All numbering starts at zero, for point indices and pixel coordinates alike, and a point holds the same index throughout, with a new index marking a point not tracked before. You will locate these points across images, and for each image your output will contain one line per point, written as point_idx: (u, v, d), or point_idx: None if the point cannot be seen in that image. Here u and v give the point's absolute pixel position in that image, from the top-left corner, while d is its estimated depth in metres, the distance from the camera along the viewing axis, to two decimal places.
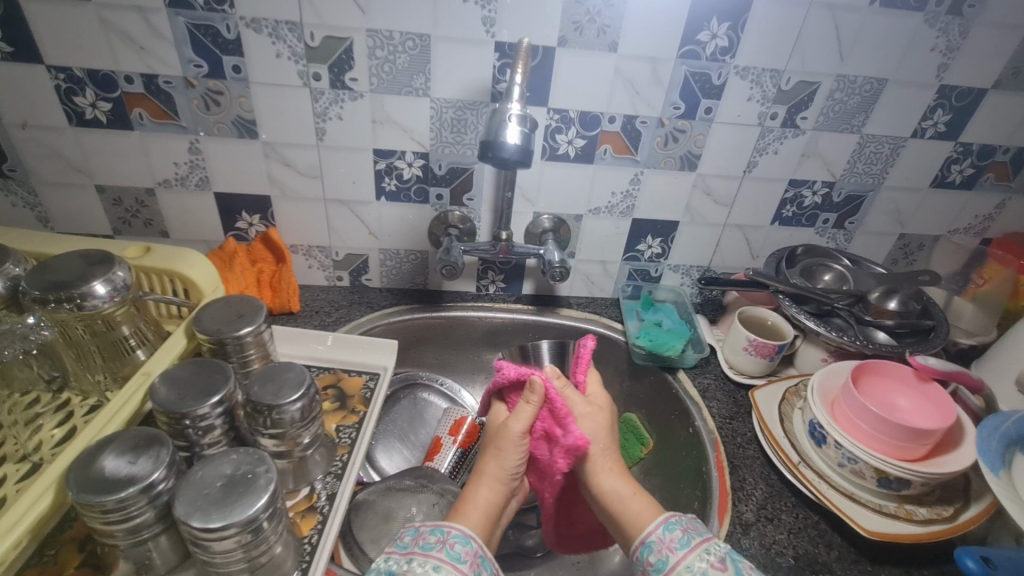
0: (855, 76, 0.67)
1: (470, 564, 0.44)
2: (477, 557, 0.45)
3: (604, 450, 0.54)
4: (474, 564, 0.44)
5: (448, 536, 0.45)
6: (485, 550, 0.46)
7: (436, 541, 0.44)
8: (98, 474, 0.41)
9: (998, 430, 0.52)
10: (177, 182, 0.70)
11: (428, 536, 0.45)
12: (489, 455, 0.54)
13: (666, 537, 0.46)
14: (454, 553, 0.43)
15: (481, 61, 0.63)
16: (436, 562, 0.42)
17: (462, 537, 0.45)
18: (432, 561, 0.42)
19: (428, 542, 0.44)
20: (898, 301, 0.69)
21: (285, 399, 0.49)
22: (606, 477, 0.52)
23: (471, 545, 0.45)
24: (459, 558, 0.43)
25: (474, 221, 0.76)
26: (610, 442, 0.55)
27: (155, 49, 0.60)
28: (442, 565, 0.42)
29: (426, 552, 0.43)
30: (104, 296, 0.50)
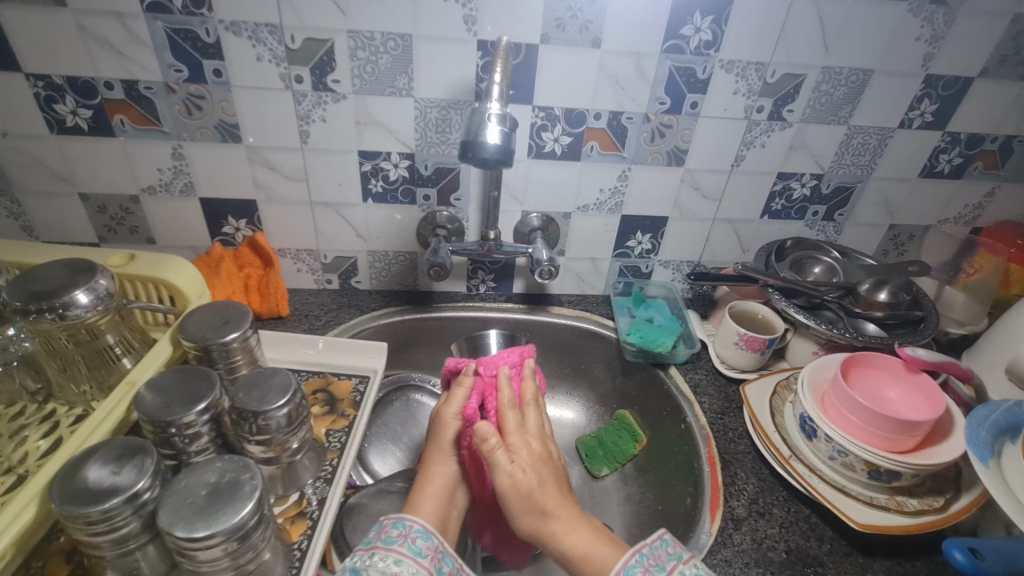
0: (841, 67, 0.67)
1: (431, 559, 0.44)
2: (438, 552, 0.45)
3: (530, 498, 0.48)
4: (435, 558, 0.44)
5: (411, 530, 0.45)
6: (445, 546, 0.46)
7: (398, 535, 0.45)
8: (82, 486, 0.41)
9: (987, 420, 0.52)
10: (162, 188, 0.69)
11: (390, 529, 0.45)
12: (438, 451, 0.55)
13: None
14: (416, 547, 0.44)
15: (464, 59, 0.62)
16: (398, 556, 0.43)
17: (424, 532, 0.46)
18: (394, 555, 0.43)
19: (390, 536, 0.44)
20: (888, 293, 0.69)
21: (271, 405, 0.49)
22: (510, 509, 0.49)
23: (432, 540, 0.45)
24: (421, 552, 0.44)
25: (462, 221, 0.75)
26: (536, 493, 0.49)
27: (134, 54, 0.59)
28: (404, 559, 0.43)
29: (389, 546, 0.44)
30: (87, 305, 0.50)
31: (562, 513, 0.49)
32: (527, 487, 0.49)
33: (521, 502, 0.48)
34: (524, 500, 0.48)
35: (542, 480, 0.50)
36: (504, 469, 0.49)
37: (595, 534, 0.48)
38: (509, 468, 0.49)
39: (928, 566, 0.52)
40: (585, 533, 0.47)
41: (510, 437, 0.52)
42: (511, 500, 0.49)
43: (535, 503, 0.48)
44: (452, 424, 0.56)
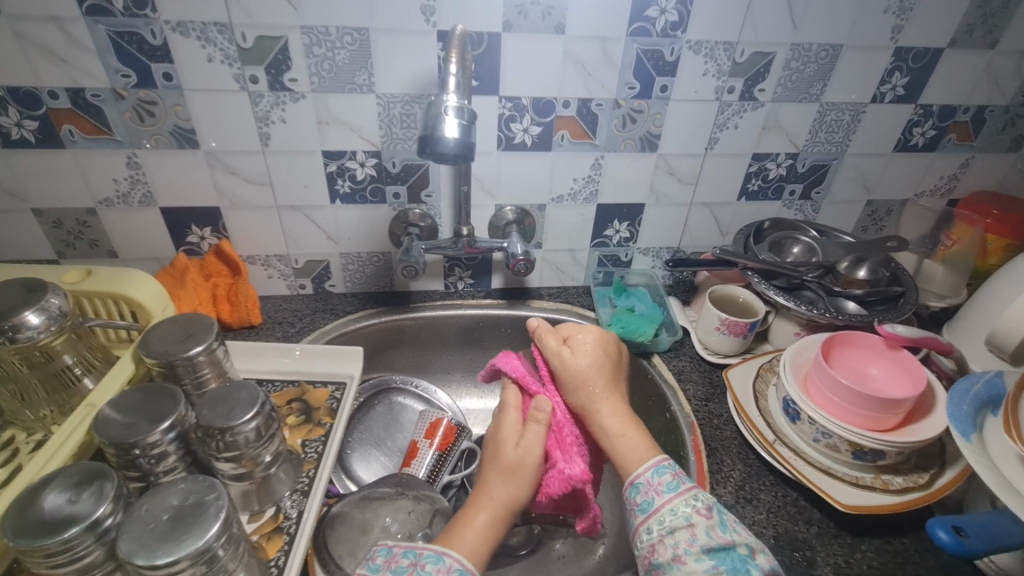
0: (810, 43, 0.66)
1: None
2: (453, 571, 0.42)
3: (587, 382, 0.53)
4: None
5: (421, 557, 0.43)
6: (462, 562, 0.43)
7: (408, 564, 0.42)
8: (38, 516, 0.39)
9: (969, 393, 0.51)
10: (120, 200, 0.67)
11: (400, 559, 0.43)
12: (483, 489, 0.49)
13: (654, 480, 0.46)
14: (424, 572, 0.41)
15: (425, 51, 0.60)
16: None
17: (435, 556, 0.43)
18: None
19: (399, 566, 0.42)
20: (867, 269, 0.68)
21: (238, 420, 0.47)
22: (566, 391, 0.53)
23: (445, 561, 0.42)
24: None
25: (435, 218, 0.74)
26: (592, 374, 0.53)
27: (77, 61, 0.57)
28: None
29: None
30: (38, 326, 0.47)
31: (610, 397, 0.53)
32: (586, 371, 0.53)
33: (573, 387, 0.53)
34: (580, 378, 0.53)
35: (598, 367, 0.54)
36: (574, 356, 0.55)
37: (634, 426, 0.51)
38: (576, 354, 0.55)
39: (916, 543, 0.52)
40: (620, 418, 0.52)
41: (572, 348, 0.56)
42: (568, 380, 0.53)
43: (593, 383, 0.53)
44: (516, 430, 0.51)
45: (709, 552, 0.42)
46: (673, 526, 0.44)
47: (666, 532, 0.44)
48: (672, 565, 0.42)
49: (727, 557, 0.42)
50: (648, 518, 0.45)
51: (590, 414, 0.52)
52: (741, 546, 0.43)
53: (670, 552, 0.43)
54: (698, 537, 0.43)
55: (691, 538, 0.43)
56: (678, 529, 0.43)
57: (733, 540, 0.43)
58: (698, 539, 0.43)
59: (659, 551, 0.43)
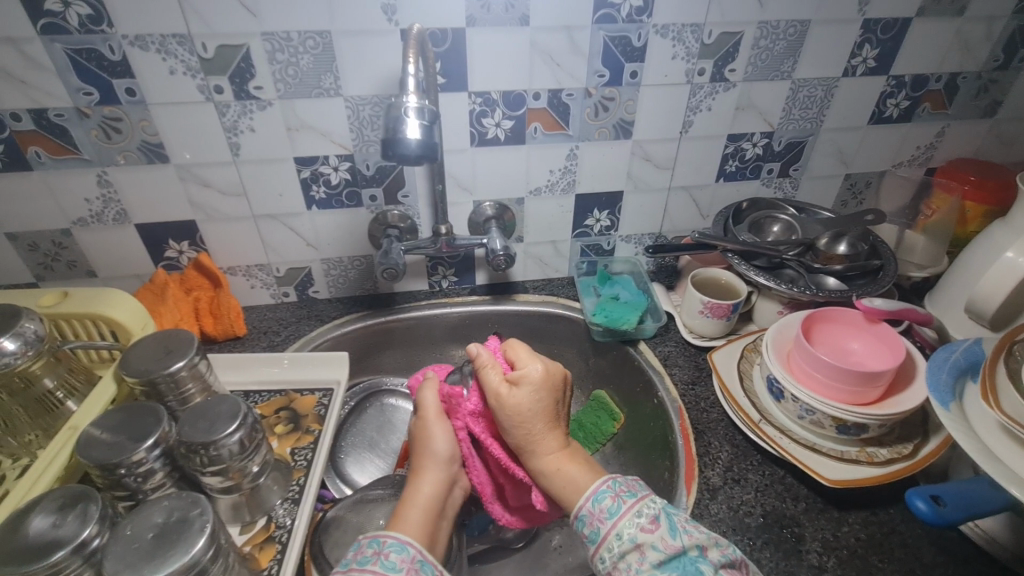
0: (777, 21, 0.65)
1: (407, 572, 0.41)
2: (415, 562, 0.42)
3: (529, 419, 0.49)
4: (412, 570, 0.41)
5: (385, 546, 0.42)
6: (424, 553, 0.43)
7: (373, 554, 0.42)
8: (23, 542, 0.39)
9: (948, 362, 0.51)
10: (94, 219, 0.66)
11: (365, 549, 0.42)
12: (428, 458, 0.50)
13: (596, 509, 0.45)
14: (390, 563, 0.41)
15: (389, 50, 0.60)
16: None
17: (400, 545, 0.43)
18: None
19: (363, 556, 0.42)
20: (847, 244, 0.68)
21: (221, 433, 0.47)
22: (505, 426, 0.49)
23: (407, 551, 0.42)
24: (395, 567, 0.41)
25: (414, 218, 0.73)
26: (528, 414, 0.49)
27: (37, 81, 0.56)
28: None
29: (363, 567, 0.41)
30: (15, 352, 0.47)
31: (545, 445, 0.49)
32: (527, 410, 0.49)
33: (511, 423, 0.49)
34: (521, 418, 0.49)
35: (536, 409, 0.49)
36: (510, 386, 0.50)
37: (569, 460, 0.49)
38: (525, 370, 0.50)
39: (902, 513, 0.53)
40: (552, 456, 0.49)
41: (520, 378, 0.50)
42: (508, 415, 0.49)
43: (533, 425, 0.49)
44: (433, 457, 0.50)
45: (660, 566, 0.41)
46: (622, 549, 0.43)
47: (617, 558, 0.43)
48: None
49: (679, 565, 0.41)
50: (599, 546, 0.44)
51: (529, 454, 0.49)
52: (691, 549, 0.42)
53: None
54: (647, 555, 0.42)
55: (641, 557, 0.42)
56: (628, 552, 0.42)
57: (684, 544, 0.42)
58: (647, 557, 0.42)
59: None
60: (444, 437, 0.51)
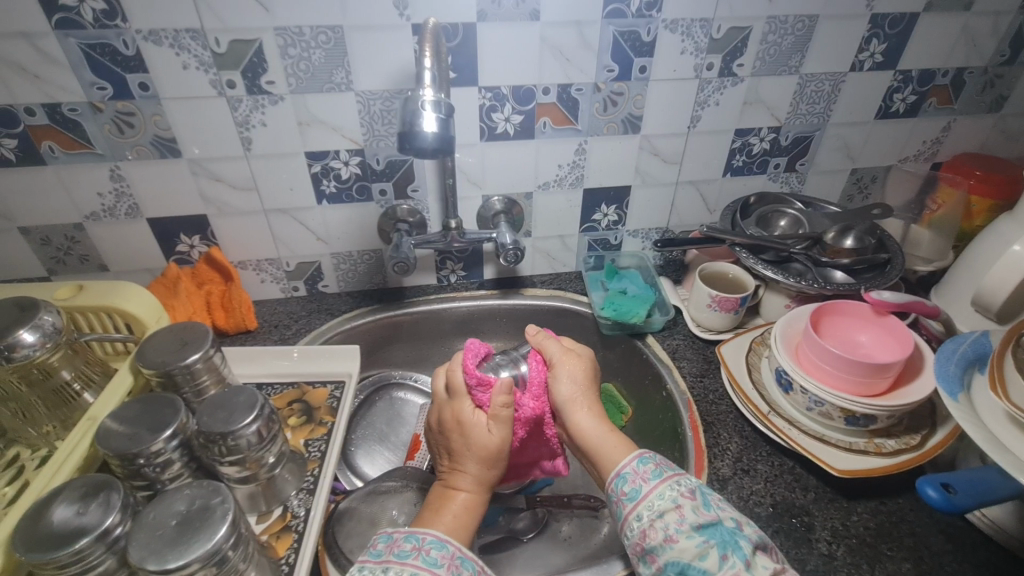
0: (786, 15, 0.66)
1: (448, 568, 0.43)
2: (456, 558, 0.44)
3: (582, 385, 0.55)
4: (453, 566, 0.43)
5: (423, 542, 0.44)
6: (464, 551, 0.45)
7: (411, 549, 0.43)
8: (49, 530, 0.40)
9: (956, 354, 0.52)
10: (106, 214, 0.67)
11: (402, 543, 0.44)
12: (462, 450, 0.52)
13: (640, 468, 0.47)
14: (430, 558, 0.43)
15: (400, 45, 0.60)
16: (413, 570, 0.42)
17: (439, 542, 0.44)
18: (409, 569, 0.42)
19: (402, 550, 0.43)
20: (854, 238, 0.68)
21: (239, 424, 0.48)
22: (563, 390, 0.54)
23: (447, 548, 0.44)
24: (435, 563, 0.43)
25: (423, 212, 0.74)
26: (586, 378, 0.55)
27: (52, 76, 0.56)
28: (418, 572, 0.42)
29: (403, 560, 0.42)
30: (34, 344, 0.48)
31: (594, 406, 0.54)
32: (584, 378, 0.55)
33: (570, 385, 0.54)
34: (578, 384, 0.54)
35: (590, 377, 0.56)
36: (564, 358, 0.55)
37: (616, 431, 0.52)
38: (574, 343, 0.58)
39: (910, 502, 0.53)
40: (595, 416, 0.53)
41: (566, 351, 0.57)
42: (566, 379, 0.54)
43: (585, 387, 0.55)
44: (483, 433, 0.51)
45: (698, 530, 0.43)
46: (662, 509, 0.44)
47: (655, 516, 0.44)
48: (664, 546, 0.43)
49: (716, 532, 0.43)
50: (637, 505, 0.46)
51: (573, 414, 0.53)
52: (726, 521, 0.44)
53: (661, 535, 0.43)
54: (686, 517, 0.43)
55: (680, 518, 0.43)
56: (667, 512, 0.44)
57: (719, 516, 0.44)
58: (686, 519, 0.43)
59: (651, 536, 0.44)
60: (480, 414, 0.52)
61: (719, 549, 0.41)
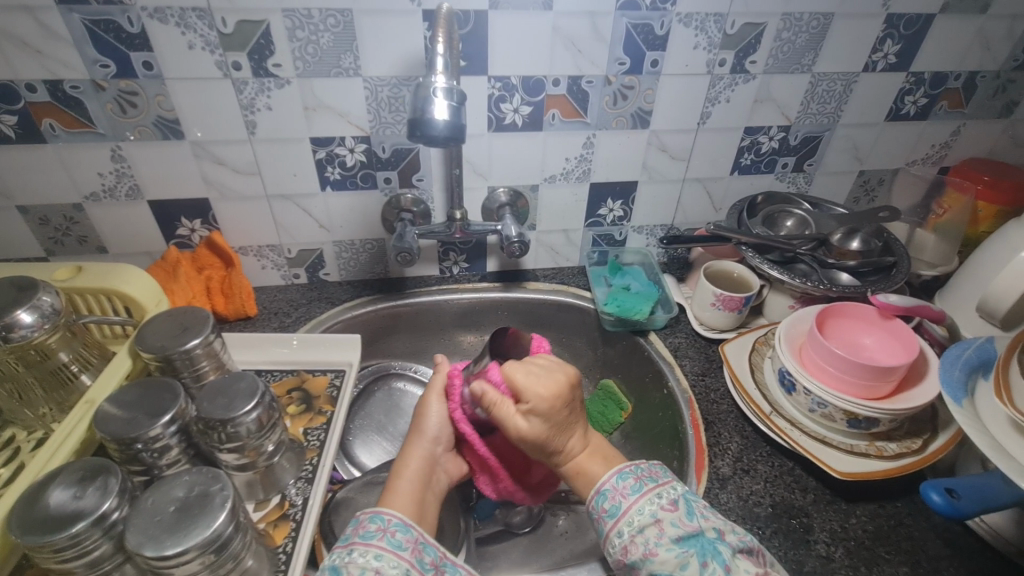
0: (801, 13, 0.65)
1: (412, 551, 0.42)
2: (419, 543, 0.43)
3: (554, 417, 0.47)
4: (416, 550, 0.43)
5: (388, 524, 0.43)
6: (426, 535, 0.44)
7: (376, 530, 0.43)
8: (45, 513, 0.39)
9: (960, 359, 0.52)
10: (106, 194, 0.66)
11: (368, 524, 0.44)
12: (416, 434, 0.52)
13: (619, 484, 0.47)
14: (395, 540, 0.42)
15: (410, 31, 0.59)
16: (378, 551, 0.41)
17: (403, 525, 0.44)
18: (374, 551, 0.41)
19: (368, 531, 0.43)
20: (860, 241, 0.69)
21: (239, 410, 0.47)
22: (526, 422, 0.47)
23: (412, 531, 0.44)
24: (400, 545, 0.42)
25: (427, 202, 0.73)
26: (558, 410, 0.47)
27: (53, 51, 0.55)
28: (384, 553, 0.41)
29: (368, 541, 0.42)
30: (32, 325, 0.47)
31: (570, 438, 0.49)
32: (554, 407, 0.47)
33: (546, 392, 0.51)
34: (550, 413, 0.47)
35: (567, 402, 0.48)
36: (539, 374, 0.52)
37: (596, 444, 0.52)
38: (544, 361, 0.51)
39: (909, 506, 0.54)
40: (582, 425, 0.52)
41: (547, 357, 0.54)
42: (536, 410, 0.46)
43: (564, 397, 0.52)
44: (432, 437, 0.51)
45: (677, 541, 0.43)
46: (642, 524, 0.44)
47: (635, 531, 0.44)
48: (646, 561, 0.43)
49: (697, 542, 0.43)
50: (618, 521, 0.45)
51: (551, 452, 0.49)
52: (708, 530, 0.44)
53: (642, 549, 0.43)
54: (666, 530, 0.44)
55: (660, 532, 0.44)
56: (647, 526, 0.44)
57: (700, 525, 0.44)
58: (666, 532, 0.44)
59: (632, 550, 0.44)
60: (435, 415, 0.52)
61: (700, 557, 0.42)
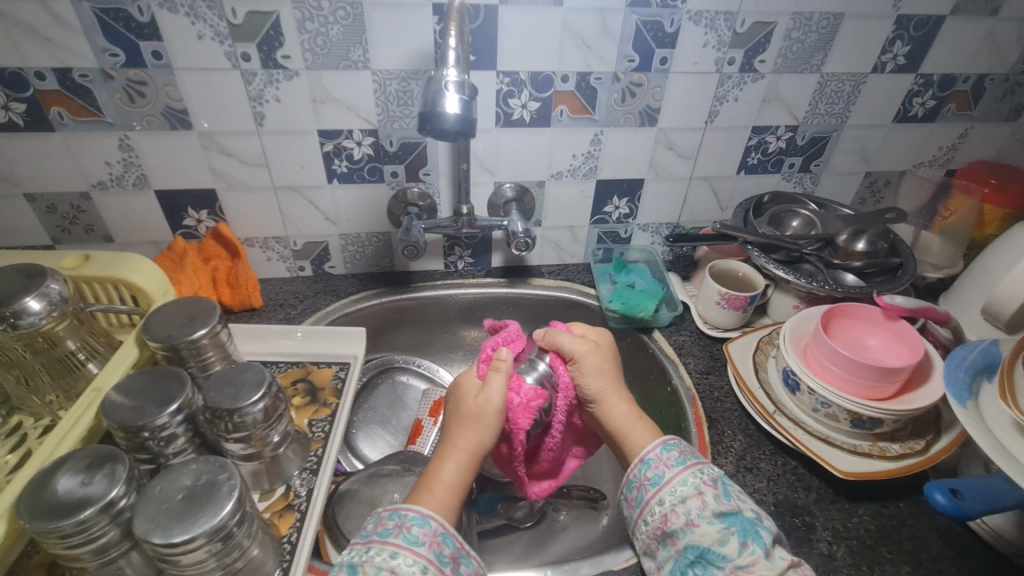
0: (811, 12, 0.65)
1: (429, 546, 0.42)
2: (437, 536, 0.43)
3: (608, 373, 0.53)
4: (434, 544, 0.43)
5: (406, 519, 0.43)
6: (447, 527, 0.44)
7: (394, 527, 0.43)
8: (53, 499, 0.39)
9: (965, 361, 0.52)
10: (113, 183, 0.66)
11: (387, 521, 0.44)
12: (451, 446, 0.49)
13: (664, 455, 0.49)
14: (411, 536, 0.42)
15: (420, 25, 0.59)
16: (394, 548, 0.41)
17: (421, 518, 0.44)
18: (389, 548, 0.42)
19: (386, 528, 0.43)
20: (866, 242, 0.68)
21: (245, 401, 0.47)
22: (588, 377, 0.52)
23: (430, 525, 0.43)
24: (416, 541, 0.42)
25: (434, 197, 0.73)
26: (610, 363, 0.53)
27: (63, 39, 0.55)
28: (400, 551, 0.41)
29: (385, 539, 0.42)
30: (40, 312, 0.47)
31: (620, 392, 0.52)
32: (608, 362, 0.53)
33: (597, 376, 0.52)
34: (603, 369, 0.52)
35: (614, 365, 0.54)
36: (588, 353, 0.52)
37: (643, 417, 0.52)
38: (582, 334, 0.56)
39: (911, 507, 0.54)
40: (633, 411, 0.52)
41: (577, 337, 0.54)
42: (592, 371, 0.51)
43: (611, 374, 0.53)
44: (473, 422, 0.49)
45: (719, 516, 0.44)
46: (684, 495, 0.46)
47: (677, 501, 0.46)
48: (685, 530, 0.45)
49: (737, 520, 0.44)
50: (660, 490, 0.47)
51: (604, 405, 0.52)
52: (747, 511, 0.45)
53: (682, 519, 0.45)
54: (708, 503, 0.45)
55: (702, 504, 0.45)
56: (690, 498, 0.46)
57: (739, 505, 0.45)
58: (708, 505, 0.45)
59: (672, 519, 0.45)
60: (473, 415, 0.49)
61: (739, 536, 0.43)
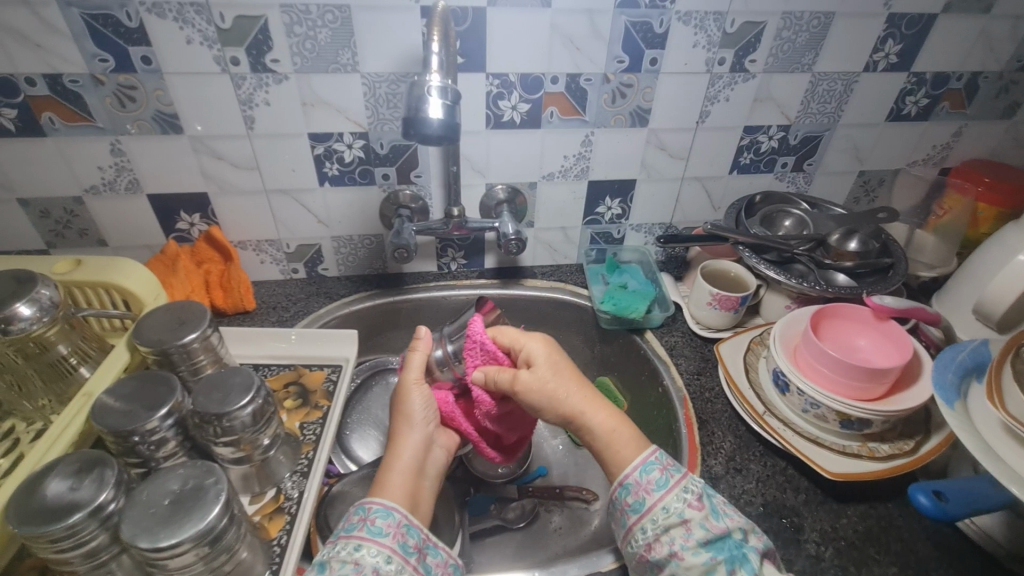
0: (802, 12, 0.64)
1: (394, 537, 0.43)
2: (402, 527, 0.44)
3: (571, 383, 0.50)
4: (399, 535, 0.43)
5: (370, 512, 0.44)
6: (411, 517, 0.45)
7: (358, 521, 0.44)
8: (42, 503, 0.40)
9: (955, 361, 0.52)
10: (106, 187, 0.66)
11: (352, 516, 0.44)
12: (405, 421, 0.51)
13: (643, 479, 0.46)
14: (376, 528, 0.43)
15: (407, 28, 0.59)
16: (358, 542, 0.42)
17: (385, 510, 0.44)
18: (354, 542, 0.42)
19: (351, 523, 0.44)
20: (858, 241, 0.68)
21: (234, 405, 0.48)
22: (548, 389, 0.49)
23: (394, 516, 0.44)
24: (381, 532, 0.43)
25: (425, 199, 0.73)
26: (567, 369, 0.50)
27: (52, 45, 0.55)
28: (365, 543, 0.42)
29: (350, 533, 0.43)
30: (31, 317, 0.47)
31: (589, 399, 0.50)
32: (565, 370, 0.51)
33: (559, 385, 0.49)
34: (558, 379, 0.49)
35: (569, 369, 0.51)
36: (544, 344, 0.51)
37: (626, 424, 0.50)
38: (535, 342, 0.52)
39: (900, 508, 0.54)
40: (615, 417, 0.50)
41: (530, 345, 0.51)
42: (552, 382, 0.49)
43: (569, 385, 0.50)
44: (419, 389, 0.52)
45: (705, 545, 0.43)
46: (667, 524, 0.44)
47: (661, 531, 0.44)
48: (671, 560, 0.44)
49: (724, 547, 0.43)
50: (642, 518, 0.45)
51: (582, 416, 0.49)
52: (735, 532, 0.44)
53: (667, 549, 0.44)
54: (693, 532, 0.44)
55: (687, 533, 0.44)
56: (674, 527, 0.44)
57: (728, 527, 0.44)
58: (693, 534, 0.44)
59: (657, 549, 0.44)
60: (421, 399, 0.52)
61: (727, 565, 0.42)
